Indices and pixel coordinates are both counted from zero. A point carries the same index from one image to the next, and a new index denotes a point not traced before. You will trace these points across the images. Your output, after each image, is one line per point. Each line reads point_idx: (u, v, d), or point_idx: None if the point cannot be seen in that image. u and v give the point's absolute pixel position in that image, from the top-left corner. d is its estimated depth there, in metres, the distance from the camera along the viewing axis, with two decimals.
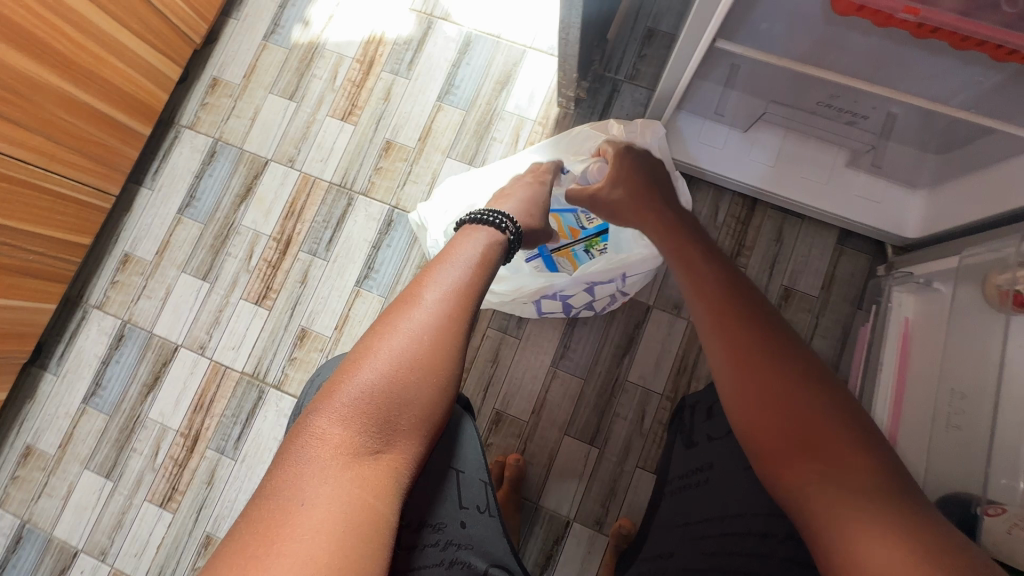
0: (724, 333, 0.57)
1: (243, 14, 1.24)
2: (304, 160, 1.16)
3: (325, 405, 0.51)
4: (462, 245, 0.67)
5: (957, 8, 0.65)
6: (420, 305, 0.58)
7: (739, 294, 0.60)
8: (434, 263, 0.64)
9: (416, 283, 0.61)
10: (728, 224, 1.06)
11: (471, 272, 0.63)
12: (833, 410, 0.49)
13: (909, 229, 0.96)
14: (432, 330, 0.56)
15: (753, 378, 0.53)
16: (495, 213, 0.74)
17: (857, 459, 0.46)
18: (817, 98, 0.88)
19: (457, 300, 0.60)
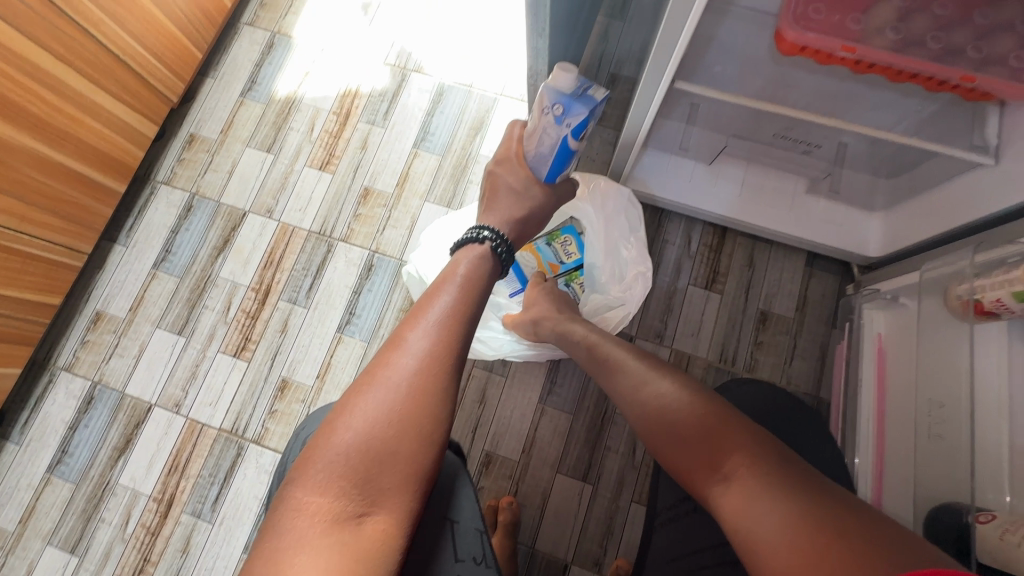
0: (633, 394, 0.64)
1: (220, 72, 1.27)
2: (282, 210, 1.17)
3: (303, 475, 0.51)
4: (446, 280, 0.67)
5: (888, 46, 0.72)
6: (402, 352, 0.58)
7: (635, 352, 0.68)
8: (419, 308, 0.63)
9: (405, 327, 0.61)
10: (701, 253, 1.10)
11: (450, 310, 0.63)
12: (717, 425, 0.56)
13: (871, 248, 1.00)
14: (411, 377, 0.56)
15: (661, 417, 0.60)
16: (480, 227, 0.74)
17: (745, 463, 0.51)
18: (773, 130, 0.93)
19: (440, 340, 0.60)
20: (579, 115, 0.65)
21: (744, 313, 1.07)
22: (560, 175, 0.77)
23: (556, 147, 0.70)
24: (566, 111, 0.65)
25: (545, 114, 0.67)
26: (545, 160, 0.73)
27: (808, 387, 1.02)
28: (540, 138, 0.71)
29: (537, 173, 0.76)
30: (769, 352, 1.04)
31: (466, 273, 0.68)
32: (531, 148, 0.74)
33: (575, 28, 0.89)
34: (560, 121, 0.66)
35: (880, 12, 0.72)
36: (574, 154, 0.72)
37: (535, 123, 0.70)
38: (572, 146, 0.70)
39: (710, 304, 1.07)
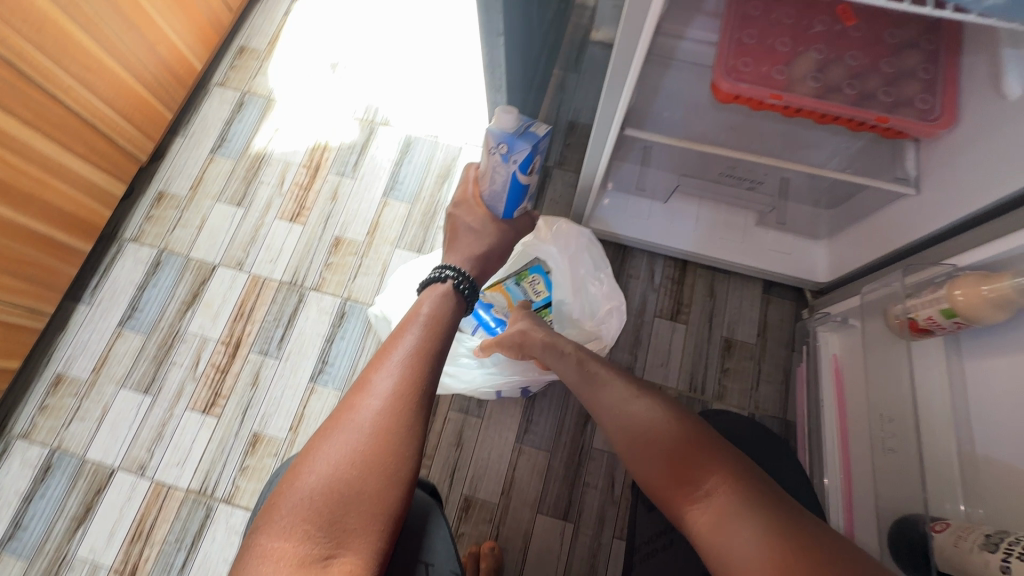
0: (613, 414, 0.66)
1: (189, 132, 1.30)
2: (253, 262, 1.18)
3: (268, 521, 0.51)
4: (412, 322, 0.69)
5: (811, 93, 0.79)
6: (366, 394, 0.59)
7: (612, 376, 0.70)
8: (386, 350, 0.65)
9: (372, 369, 0.63)
10: (664, 285, 1.15)
11: (415, 350, 0.64)
12: (696, 448, 0.58)
13: (820, 273, 1.06)
14: (375, 416, 0.57)
15: (641, 441, 0.61)
16: (443, 267, 0.77)
17: (723, 485, 0.53)
18: (719, 170, 1.01)
19: (404, 378, 0.61)
20: (522, 151, 0.70)
21: (709, 342, 1.11)
22: (516, 209, 0.83)
23: (508, 183, 0.76)
24: (511, 149, 0.70)
25: (494, 153, 0.72)
26: (500, 196, 0.79)
27: (775, 410, 1.06)
28: (492, 176, 0.76)
29: (494, 210, 0.83)
30: (736, 378, 1.08)
31: (431, 314, 0.71)
32: (487, 187, 0.80)
33: (531, 82, 0.96)
34: (506, 159, 0.72)
35: (801, 63, 0.80)
36: (525, 188, 0.78)
37: (487, 163, 0.76)
38: (522, 181, 0.75)
39: (677, 335, 1.11)
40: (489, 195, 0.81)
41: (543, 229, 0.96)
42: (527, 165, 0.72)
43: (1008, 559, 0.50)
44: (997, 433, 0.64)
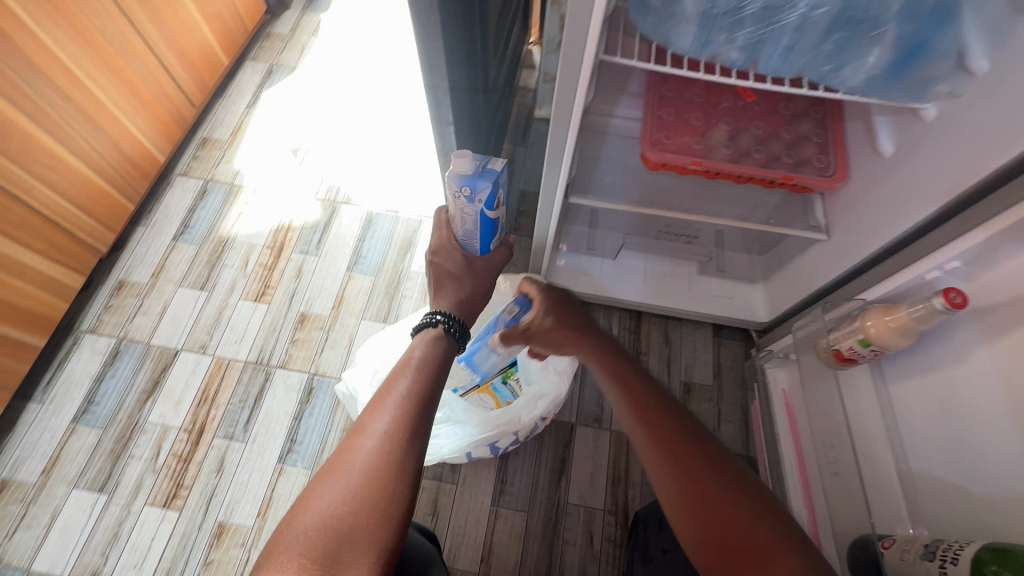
0: (669, 462, 0.57)
1: (152, 221, 1.32)
2: (217, 344, 1.18)
3: (266, 559, 0.50)
4: (409, 364, 0.68)
5: (726, 158, 0.91)
6: (362, 433, 0.59)
7: (683, 422, 0.60)
8: (384, 390, 0.64)
9: (370, 409, 0.62)
10: (622, 336, 1.21)
11: (413, 391, 0.64)
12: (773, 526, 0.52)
13: (761, 314, 1.15)
14: (371, 455, 0.56)
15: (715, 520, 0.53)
16: (433, 313, 0.77)
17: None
18: (658, 227, 1.10)
19: (400, 419, 0.60)
20: (484, 189, 0.74)
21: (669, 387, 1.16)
22: (492, 244, 0.87)
23: (478, 222, 0.80)
24: (473, 189, 0.74)
25: (458, 196, 0.76)
26: (473, 235, 0.83)
27: (738, 449, 1.10)
28: (462, 218, 0.80)
29: (471, 248, 0.86)
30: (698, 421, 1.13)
31: (427, 356, 0.70)
32: (459, 228, 0.83)
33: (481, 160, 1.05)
34: (470, 200, 0.76)
35: (714, 134, 0.91)
36: (496, 222, 0.82)
37: (455, 206, 0.80)
38: (491, 217, 0.79)
39: None
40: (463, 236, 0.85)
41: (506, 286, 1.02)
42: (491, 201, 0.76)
43: (944, 566, 0.55)
44: (924, 451, 0.70)
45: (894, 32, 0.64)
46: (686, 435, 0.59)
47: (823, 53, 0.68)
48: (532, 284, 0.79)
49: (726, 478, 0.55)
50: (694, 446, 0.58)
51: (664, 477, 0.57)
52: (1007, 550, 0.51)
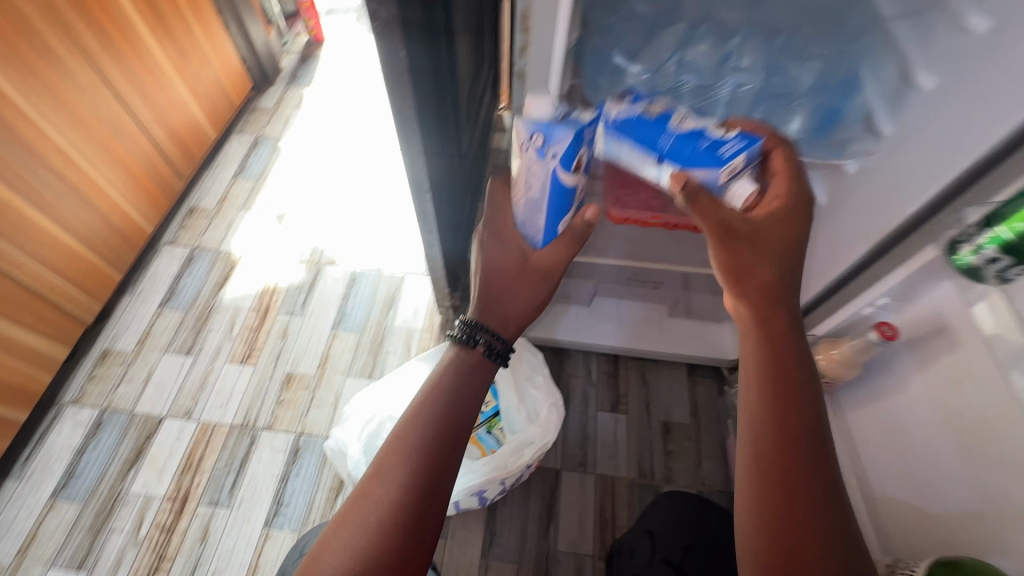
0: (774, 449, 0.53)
1: (138, 289, 1.35)
2: (202, 409, 1.18)
3: None
4: (439, 396, 0.59)
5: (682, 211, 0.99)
6: (385, 481, 0.52)
7: (823, 473, 0.52)
8: (408, 428, 0.56)
9: (393, 451, 0.54)
10: (602, 380, 1.25)
11: (444, 431, 0.56)
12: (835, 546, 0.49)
13: (730, 352, 1.21)
14: (394, 508, 0.51)
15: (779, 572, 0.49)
16: (472, 326, 0.64)
17: None
18: (627, 275, 1.18)
19: (427, 467, 0.54)
20: (562, 140, 0.60)
21: (650, 428, 1.19)
22: (558, 229, 0.69)
23: (548, 186, 0.64)
24: (548, 139, 0.60)
25: (526, 150, 0.62)
26: (539, 209, 0.67)
27: (720, 486, 1.13)
28: (528, 182, 0.65)
29: (534, 228, 0.68)
30: (680, 459, 1.16)
31: (462, 386, 0.61)
32: (523, 204, 0.68)
33: (458, 220, 1.12)
34: (542, 154, 0.61)
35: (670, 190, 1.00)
36: (569, 196, 0.66)
37: (523, 167, 0.65)
38: (567, 181, 0.63)
39: (620, 425, 1.20)
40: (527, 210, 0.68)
41: None
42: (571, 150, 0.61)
43: None
44: (882, 476, 0.75)
45: (809, 104, 0.73)
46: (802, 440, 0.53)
47: None
48: (784, 156, 0.63)
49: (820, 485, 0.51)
50: (813, 498, 0.51)
51: (756, 504, 0.52)
52: (956, 564, 0.55)
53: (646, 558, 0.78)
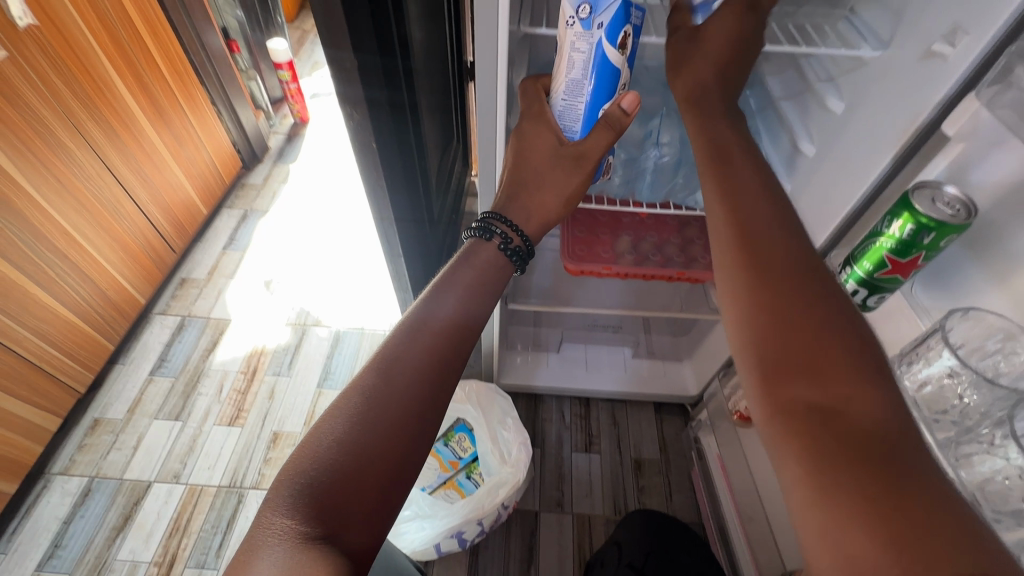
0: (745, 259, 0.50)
1: (130, 358, 1.41)
2: (190, 472, 1.22)
3: (283, 480, 0.45)
4: (422, 325, 0.57)
5: (631, 261, 1.11)
6: (364, 389, 0.51)
7: (799, 258, 0.49)
8: (392, 351, 0.54)
9: (377, 367, 0.53)
10: (574, 421, 1.33)
11: (428, 359, 0.55)
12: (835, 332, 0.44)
13: (691, 388, 1.30)
14: (376, 415, 0.49)
15: (781, 359, 0.44)
16: (493, 218, 0.66)
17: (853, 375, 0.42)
18: (588, 320, 1.31)
19: (410, 386, 0.52)
20: (610, 8, 0.55)
21: (622, 466, 1.26)
22: (601, 111, 0.63)
23: (592, 63, 0.59)
24: (594, 9, 0.56)
25: (570, 25, 0.58)
26: (580, 92, 0.62)
27: (691, 518, 1.19)
28: (569, 60, 0.60)
29: (573, 117, 0.64)
30: (652, 494, 1.22)
31: (449, 318, 0.58)
32: (562, 95, 0.63)
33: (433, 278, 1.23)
34: (589, 25, 0.57)
35: (620, 243, 1.13)
36: (616, 73, 0.60)
37: (563, 47, 0.61)
38: (613, 60, 0.59)
39: (593, 464, 1.26)
40: (562, 100, 0.64)
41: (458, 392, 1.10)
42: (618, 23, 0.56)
43: None
44: None
45: None
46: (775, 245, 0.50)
47: (678, 183, 0.93)
48: None
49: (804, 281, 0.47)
50: (802, 292, 0.46)
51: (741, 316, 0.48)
52: None
53: (615, 563, 0.91)
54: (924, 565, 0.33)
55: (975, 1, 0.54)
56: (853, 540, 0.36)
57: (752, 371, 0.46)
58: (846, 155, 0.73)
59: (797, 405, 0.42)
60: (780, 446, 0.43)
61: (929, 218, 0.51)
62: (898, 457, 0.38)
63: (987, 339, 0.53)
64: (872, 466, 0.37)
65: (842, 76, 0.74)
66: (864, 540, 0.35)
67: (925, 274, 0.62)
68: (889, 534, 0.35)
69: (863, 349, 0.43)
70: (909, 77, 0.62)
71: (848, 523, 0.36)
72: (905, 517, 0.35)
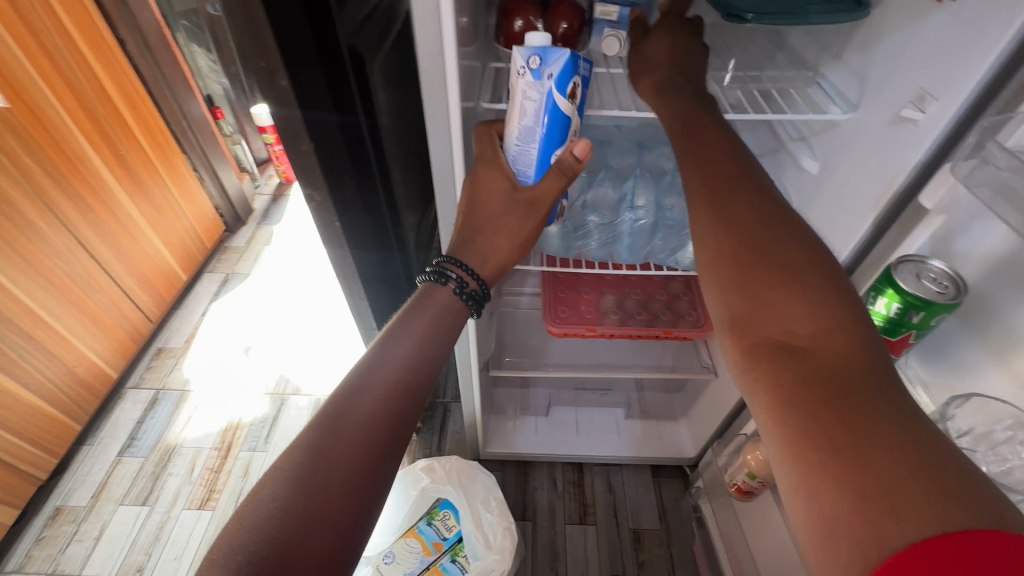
0: (709, 207, 0.48)
1: (98, 438, 1.34)
2: (155, 564, 1.13)
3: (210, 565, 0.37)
4: (361, 388, 0.50)
5: (615, 321, 1.07)
6: (298, 464, 0.43)
7: (765, 201, 0.47)
8: (329, 417, 0.47)
9: (311, 438, 0.45)
10: (567, 489, 1.25)
11: (371, 427, 0.47)
12: (802, 266, 0.42)
13: (688, 449, 1.24)
14: (325, 471, 0.43)
15: (747, 302, 0.43)
16: (447, 262, 0.61)
17: (822, 309, 0.40)
18: (574, 385, 1.29)
19: (351, 464, 0.44)
20: (561, 60, 0.52)
21: (620, 538, 1.17)
22: (552, 160, 0.58)
23: (544, 112, 0.54)
24: (544, 59, 0.52)
25: (521, 75, 0.54)
26: (532, 138, 0.56)
27: None
28: (520, 108, 0.55)
29: (525, 164, 0.58)
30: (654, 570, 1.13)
31: (391, 382, 0.52)
32: (514, 141, 0.58)
33: None
34: (539, 76, 0.53)
35: (603, 302, 1.09)
36: (567, 121, 0.56)
37: (512, 95, 0.56)
38: (564, 108, 0.54)
39: (589, 538, 1.17)
40: (514, 145, 0.58)
41: (438, 470, 1.03)
42: (569, 69, 0.52)
43: None
44: None
45: None
46: (738, 185, 0.48)
47: (657, 245, 0.89)
48: None
49: (769, 219, 0.45)
50: (769, 236, 0.44)
51: (708, 263, 0.46)
52: None
53: None
54: (889, 505, 0.31)
55: (939, 67, 0.52)
56: (819, 478, 0.34)
57: (722, 318, 0.44)
58: (824, 216, 0.70)
59: (764, 348, 0.40)
60: (748, 389, 0.41)
61: (914, 297, 0.48)
62: (866, 391, 0.36)
63: (995, 425, 0.49)
64: (835, 403, 0.35)
65: (814, 136, 0.72)
66: (828, 477, 0.33)
67: (922, 345, 0.57)
68: (854, 468, 0.33)
69: (833, 288, 0.41)
70: (880, 140, 0.60)
71: (813, 460, 0.34)
72: (872, 449, 0.33)
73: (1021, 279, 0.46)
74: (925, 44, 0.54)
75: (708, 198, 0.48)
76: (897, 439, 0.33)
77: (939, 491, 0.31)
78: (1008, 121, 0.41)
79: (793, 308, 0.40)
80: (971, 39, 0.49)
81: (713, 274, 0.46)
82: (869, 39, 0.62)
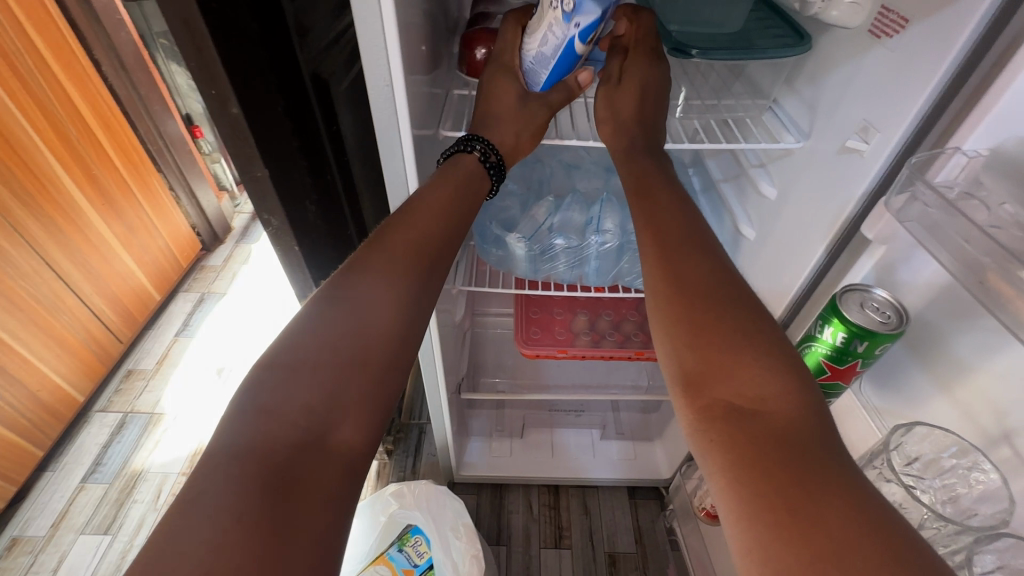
0: (662, 262, 0.48)
1: (61, 463, 1.31)
2: None
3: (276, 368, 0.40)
4: (359, 304, 0.44)
5: (588, 342, 1.07)
6: (226, 483, 0.34)
7: (708, 253, 0.48)
8: (327, 338, 0.42)
9: (309, 383, 0.39)
10: (543, 513, 1.23)
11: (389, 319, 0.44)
12: (750, 330, 0.42)
13: (663, 470, 1.23)
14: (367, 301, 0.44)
15: (701, 362, 0.42)
16: (470, 138, 0.60)
17: (774, 374, 0.40)
18: (548, 406, 1.30)
19: (380, 341, 0.43)
20: (591, 14, 0.51)
21: (596, 563, 1.15)
22: (560, 81, 0.61)
23: (561, 50, 0.56)
24: (576, 7, 0.51)
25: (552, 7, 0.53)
26: (544, 64, 0.58)
27: None
28: (544, 34, 0.56)
29: (533, 78, 0.61)
30: None
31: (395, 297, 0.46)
32: (531, 53, 0.59)
33: None
34: (567, 20, 0.52)
35: (576, 323, 1.09)
36: (580, 60, 0.58)
37: (542, 12, 0.56)
38: (579, 51, 0.56)
39: (564, 563, 1.15)
40: (530, 57, 0.59)
41: (406, 495, 1.01)
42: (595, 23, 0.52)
43: None
44: None
45: None
46: (686, 243, 0.49)
47: (624, 268, 0.90)
48: None
49: (720, 281, 0.46)
50: (720, 296, 0.44)
51: (662, 322, 0.45)
52: None
53: None
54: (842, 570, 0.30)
55: (880, 100, 0.54)
56: (773, 543, 0.32)
57: (676, 377, 0.43)
58: (782, 245, 0.71)
59: (718, 409, 0.39)
60: (702, 451, 0.39)
61: (857, 327, 0.50)
62: (817, 459, 0.35)
63: (942, 453, 0.51)
64: (789, 465, 0.35)
65: (772, 162, 0.74)
66: (785, 538, 0.32)
67: (871, 372, 0.58)
68: (810, 531, 0.32)
69: (780, 350, 0.41)
70: (831, 169, 0.61)
71: (768, 524, 0.33)
72: (828, 513, 0.32)
73: (961, 310, 0.47)
74: (867, 77, 0.55)
75: (658, 252, 0.49)
76: (849, 501, 0.33)
77: (889, 559, 0.30)
78: (935, 159, 0.46)
79: (746, 372, 0.40)
80: (908, 77, 0.50)
81: (667, 332, 0.45)
82: (817, 72, 0.64)
